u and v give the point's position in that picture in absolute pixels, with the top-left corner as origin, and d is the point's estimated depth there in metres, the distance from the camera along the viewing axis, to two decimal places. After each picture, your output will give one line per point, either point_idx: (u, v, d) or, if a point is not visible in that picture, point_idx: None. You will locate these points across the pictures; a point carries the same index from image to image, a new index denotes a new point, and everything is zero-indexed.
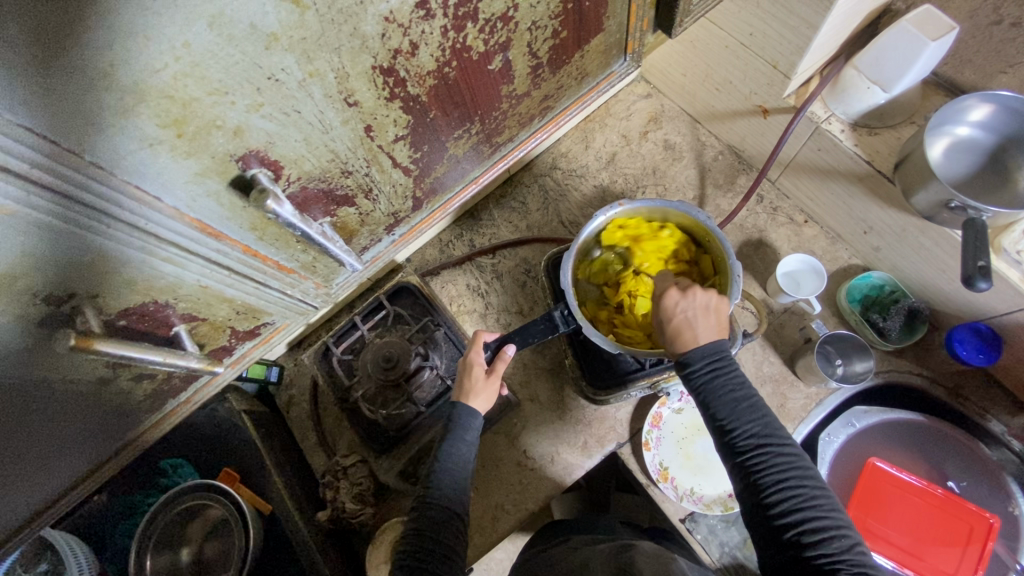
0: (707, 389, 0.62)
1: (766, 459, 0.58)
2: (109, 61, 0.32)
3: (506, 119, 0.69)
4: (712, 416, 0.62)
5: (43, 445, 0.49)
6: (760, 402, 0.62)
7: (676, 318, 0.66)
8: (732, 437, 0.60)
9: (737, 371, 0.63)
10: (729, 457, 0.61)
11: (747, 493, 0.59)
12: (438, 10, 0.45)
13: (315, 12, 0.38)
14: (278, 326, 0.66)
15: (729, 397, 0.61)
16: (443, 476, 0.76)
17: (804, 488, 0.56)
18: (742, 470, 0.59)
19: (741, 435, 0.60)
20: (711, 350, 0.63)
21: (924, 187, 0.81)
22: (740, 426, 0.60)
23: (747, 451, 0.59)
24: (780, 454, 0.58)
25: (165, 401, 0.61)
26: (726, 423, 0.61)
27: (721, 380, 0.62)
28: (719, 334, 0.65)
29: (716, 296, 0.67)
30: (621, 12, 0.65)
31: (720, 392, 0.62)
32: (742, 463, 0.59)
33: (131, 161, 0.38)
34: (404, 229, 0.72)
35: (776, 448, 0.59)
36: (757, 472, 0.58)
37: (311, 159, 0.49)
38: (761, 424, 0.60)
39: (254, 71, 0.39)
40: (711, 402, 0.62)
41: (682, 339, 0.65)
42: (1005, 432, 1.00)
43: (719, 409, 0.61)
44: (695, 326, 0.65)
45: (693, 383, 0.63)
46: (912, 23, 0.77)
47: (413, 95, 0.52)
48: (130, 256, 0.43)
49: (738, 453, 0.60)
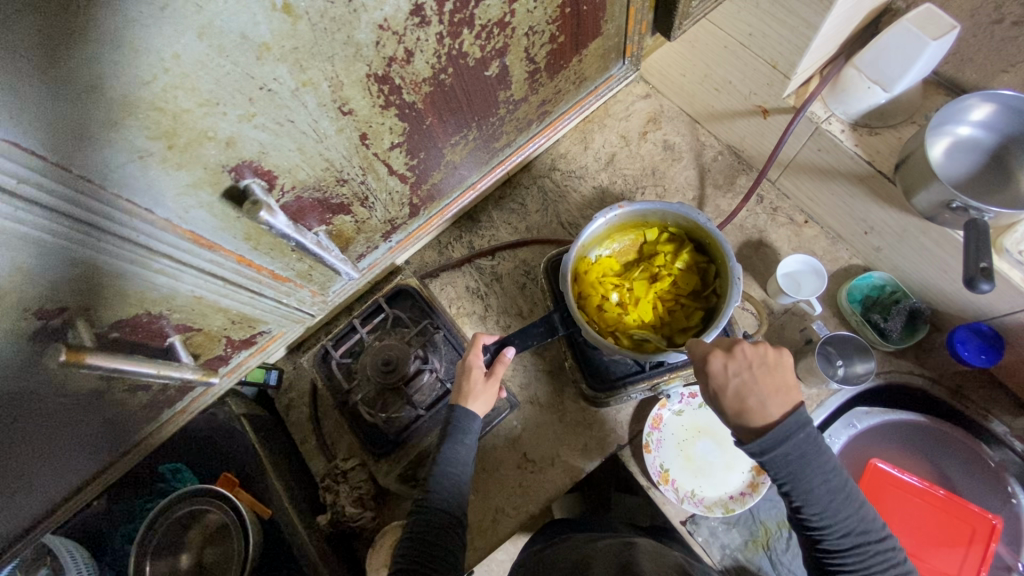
0: (799, 486, 0.59)
1: (859, 557, 0.59)
2: (96, 73, 0.32)
3: (503, 125, 0.68)
4: (802, 510, 0.60)
5: (36, 458, 0.48)
6: (850, 490, 0.60)
7: (733, 386, 0.61)
8: (822, 532, 0.60)
9: (828, 459, 0.60)
10: (813, 540, 0.62)
11: (829, 575, 0.62)
12: (434, 17, 0.45)
13: (307, 22, 0.38)
14: (274, 335, 0.65)
15: (821, 493, 0.59)
16: (442, 481, 0.75)
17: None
18: (829, 559, 0.61)
19: (833, 532, 0.60)
20: (796, 435, 0.59)
21: (925, 187, 0.80)
22: (833, 523, 0.60)
23: (839, 547, 0.60)
24: (873, 549, 0.60)
25: (161, 411, 0.60)
26: (818, 523, 0.60)
27: (816, 477, 0.59)
28: (787, 394, 0.61)
29: (767, 349, 0.63)
30: (618, 16, 0.64)
31: (813, 489, 0.59)
32: (829, 554, 0.61)
33: (121, 174, 0.37)
34: (400, 236, 0.71)
35: (868, 542, 0.60)
36: (850, 569, 0.60)
37: (305, 168, 0.48)
38: (855, 519, 0.60)
39: (246, 82, 0.38)
40: (804, 499, 0.59)
41: (749, 411, 0.60)
42: (1007, 433, 0.99)
43: (813, 508, 0.59)
44: (759, 392, 0.61)
45: (780, 474, 0.60)
46: (915, 23, 0.77)
47: (409, 102, 0.51)
48: (121, 269, 0.42)
49: (826, 545, 0.61)
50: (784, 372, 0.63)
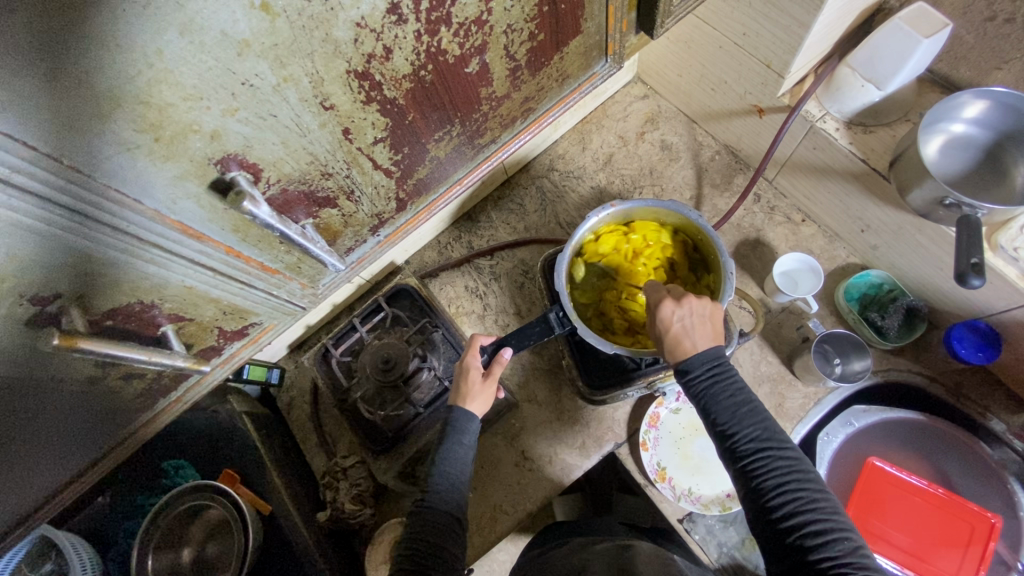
0: (707, 395, 0.62)
1: (768, 463, 0.58)
2: (82, 68, 0.33)
3: (488, 121, 0.69)
4: (713, 421, 0.62)
5: (33, 444, 0.50)
6: (759, 406, 0.62)
7: (674, 328, 0.66)
8: (733, 443, 0.60)
9: (736, 376, 0.63)
10: (730, 461, 0.61)
11: (749, 498, 0.59)
12: (411, 15, 0.46)
13: (286, 20, 0.39)
14: (266, 326, 0.67)
15: (729, 402, 0.61)
16: (440, 480, 0.76)
17: (807, 491, 0.56)
18: (743, 474, 0.59)
19: (744, 443, 0.60)
20: (710, 356, 0.63)
21: (918, 184, 0.81)
22: (741, 430, 0.60)
23: (749, 455, 0.59)
24: (782, 457, 0.58)
25: (156, 401, 0.62)
26: (726, 429, 0.61)
27: (720, 385, 0.62)
28: (717, 340, 0.65)
29: (710, 304, 0.67)
30: (599, 14, 0.65)
31: (720, 397, 0.62)
32: (743, 467, 0.59)
33: (111, 166, 0.39)
34: (389, 230, 0.72)
35: (779, 452, 0.59)
36: (761, 476, 0.58)
37: (290, 161, 0.50)
38: (762, 428, 0.60)
39: (228, 77, 0.40)
40: (711, 406, 0.62)
41: (681, 350, 0.65)
42: (1005, 431, 0.99)
43: (720, 415, 0.61)
44: (693, 336, 0.65)
45: (692, 388, 0.63)
46: (904, 21, 0.77)
47: (391, 97, 0.53)
48: (112, 258, 0.44)
49: (739, 459, 0.60)
50: (718, 322, 0.67)
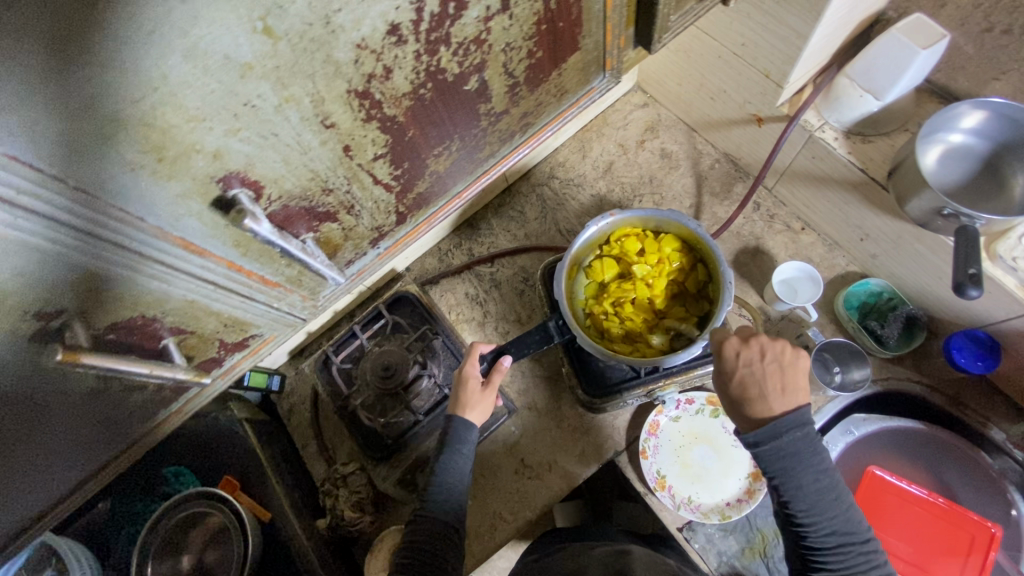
0: (790, 481, 0.62)
1: (842, 558, 0.61)
2: (88, 93, 0.34)
3: (488, 135, 0.70)
4: (789, 504, 0.63)
5: (35, 455, 0.51)
6: (838, 491, 0.63)
7: (744, 375, 0.65)
8: (806, 530, 0.62)
9: (822, 462, 0.62)
10: (796, 537, 0.64)
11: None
12: (411, 36, 0.47)
13: (287, 43, 0.40)
14: (266, 338, 0.67)
15: (812, 492, 0.62)
16: (440, 490, 0.76)
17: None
18: (810, 559, 0.63)
19: (818, 530, 0.62)
20: (794, 426, 0.62)
21: (917, 195, 0.81)
22: (819, 520, 0.62)
23: (822, 544, 0.62)
24: (856, 549, 0.62)
25: (156, 411, 0.62)
26: (802, 515, 0.62)
27: (805, 475, 0.62)
28: (798, 395, 0.64)
29: (785, 348, 0.66)
30: (596, 31, 0.66)
31: (804, 488, 0.62)
32: (809, 552, 0.63)
33: (115, 185, 0.39)
34: (389, 242, 0.73)
35: (852, 542, 0.62)
36: (832, 565, 0.61)
37: (291, 178, 0.50)
38: (840, 520, 0.62)
39: (230, 99, 0.40)
40: (791, 493, 0.62)
41: (751, 401, 0.64)
42: (1005, 440, 0.99)
43: (799, 503, 0.62)
44: (766, 386, 0.64)
45: (770, 468, 0.63)
46: (903, 32, 0.78)
47: (390, 115, 0.53)
48: (116, 274, 0.44)
49: (808, 544, 0.63)
50: (797, 374, 0.65)
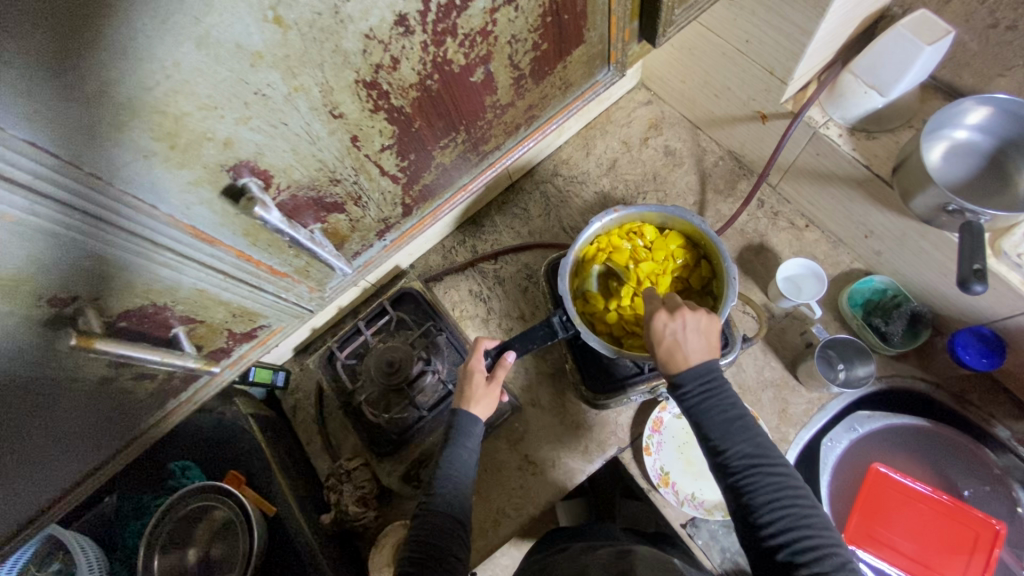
0: (699, 411, 0.63)
1: (758, 480, 0.58)
2: (103, 80, 0.34)
3: (493, 129, 0.70)
4: (704, 437, 0.63)
5: (47, 442, 0.51)
6: (750, 422, 0.62)
7: (668, 341, 0.66)
8: (725, 458, 0.61)
9: (729, 393, 0.63)
10: (721, 476, 0.61)
11: (739, 513, 0.59)
12: (418, 26, 0.47)
13: (297, 32, 0.40)
14: (274, 329, 0.68)
15: (720, 418, 0.62)
16: (445, 484, 0.77)
17: (796, 507, 0.57)
18: (734, 491, 0.60)
19: (733, 456, 0.60)
20: (703, 371, 0.63)
21: (921, 190, 0.81)
22: (732, 446, 0.61)
23: (739, 471, 0.60)
24: (771, 473, 0.59)
25: (166, 401, 0.63)
26: (718, 444, 0.61)
27: (712, 400, 0.63)
28: (709, 355, 0.65)
29: (705, 316, 0.67)
30: (601, 24, 0.66)
31: (712, 414, 0.62)
32: (733, 483, 0.60)
33: (129, 172, 0.40)
34: (395, 235, 0.73)
35: (767, 467, 0.59)
36: (751, 491, 0.58)
37: (299, 168, 0.51)
38: (753, 444, 0.61)
39: (241, 87, 0.41)
40: (703, 422, 0.62)
41: (674, 362, 0.65)
42: (1010, 438, 0.98)
43: (712, 430, 0.62)
44: (687, 347, 0.65)
45: (685, 403, 0.64)
46: (907, 29, 0.78)
47: (397, 106, 0.54)
48: (128, 261, 0.45)
49: (729, 474, 0.60)
50: (712, 334, 0.66)
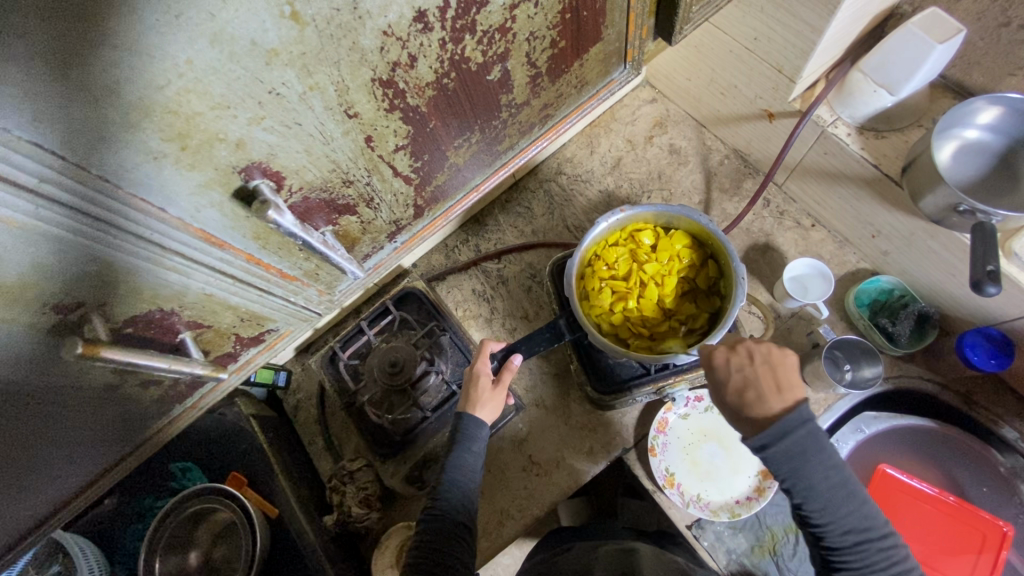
0: (800, 483, 0.59)
1: (860, 557, 0.59)
2: (113, 79, 0.33)
3: (507, 128, 0.69)
4: (802, 507, 0.60)
5: (50, 450, 0.50)
6: (853, 489, 0.60)
7: (736, 382, 0.63)
8: (822, 530, 0.60)
9: (831, 457, 0.59)
10: (816, 540, 0.61)
11: (828, 573, 0.62)
12: (436, 23, 0.46)
13: (314, 29, 0.39)
14: (282, 332, 0.66)
15: (824, 491, 0.59)
16: (451, 489, 0.75)
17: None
18: (828, 558, 0.61)
19: (835, 530, 0.59)
20: (792, 426, 0.58)
21: (932, 191, 0.80)
22: (835, 522, 0.59)
23: (840, 546, 0.59)
24: (875, 548, 0.59)
25: (171, 407, 0.62)
26: (816, 519, 0.60)
27: (815, 474, 0.59)
28: (795, 393, 0.61)
29: (772, 349, 0.64)
30: (618, 21, 0.65)
31: (816, 489, 0.59)
32: (830, 553, 0.60)
33: (137, 175, 0.39)
34: (405, 237, 0.72)
35: (871, 541, 0.59)
36: (852, 566, 0.59)
37: (312, 169, 0.49)
38: (857, 517, 0.59)
39: (255, 86, 0.40)
40: (803, 494, 0.59)
41: (750, 405, 0.61)
42: (1017, 438, 0.98)
43: (812, 505, 0.59)
44: (761, 388, 0.61)
45: (780, 469, 0.60)
46: (919, 26, 0.77)
47: (413, 105, 0.52)
48: (137, 266, 0.44)
49: (828, 544, 0.60)
50: (788, 370, 0.62)
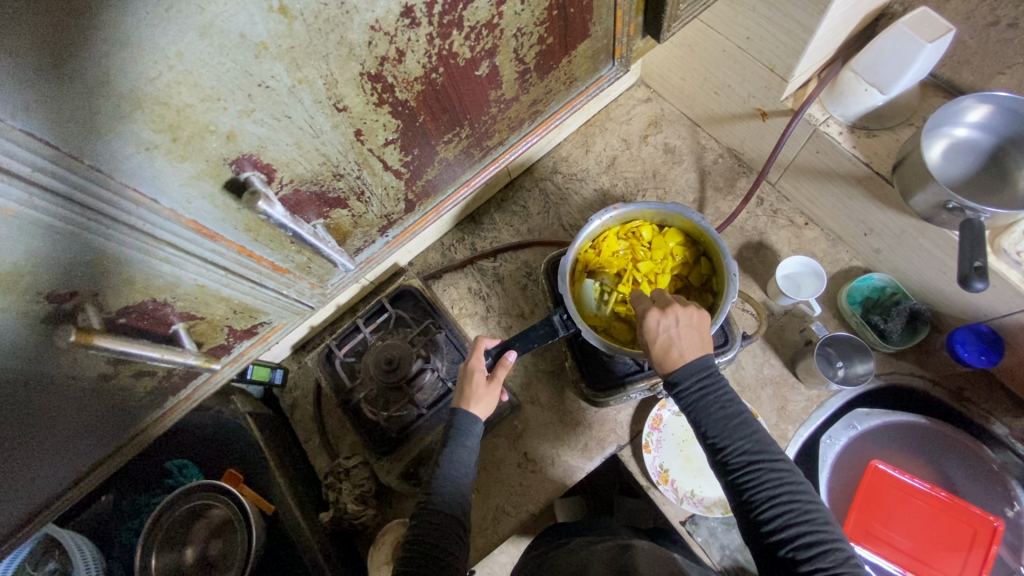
0: (698, 408, 0.62)
1: (758, 476, 0.58)
2: (104, 70, 0.34)
3: (497, 124, 0.70)
4: (703, 435, 0.62)
5: (45, 440, 0.51)
6: (749, 418, 0.62)
7: (661, 339, 0.65)
8: (724, 455, 0.61)
9: (727, 389, 0.63)
10: (722, 474, 0.61)
11: (740, 509, 0.59)
12: (424, 18, 0.47)
13: (302, 22, 0.40)
14: (275, 325, 0.67)
15: (720, 415, 0.62)
16: (443, 483, 0.76)
17: (799, 502, 0.57)
18: (733, 488, 0.60)
19: (734, 453, 0.60)
20: (699, 367, 0.63)
21: (921, 188, 0.81)
22: (732, 443, 0.61)
23: (739, 468, 0.60)
24: (773, 469, 0.59)
25: (165, 399, 0.62)
26: (716, 442, 0.61)
27: (710, 398, 0.62)
28: (703, 350, 0.65)
29: (694, 311, 0.67)
30: (606, 18, 0.66)
31: (710, 411, 0.62)
32: (734, 480, 0.60)
33: (129, 165, 0.39)
34: (397, 231, 0.73)
35: (768, 463, 0.59)
36: (752, 489, 0.58)
37: (303, 162, 0.50)
38: (751, 440, 0.61)
39: (245, 79, 0.40)
40: (700, 419, 0.62)
41: (669, 360, 0.65)
42: (1007, 435, 0.98)
43: (710, 428, 0.62)
44: (680, 345, 0.65)
45: (681, 401, 0.64)
46: (909, 25, 0.78)
47: (402, 100, 0.53)
48: (129, 256, 0.44)
49: (730, 471, 0.60)
50: (706, 331, 0.66)
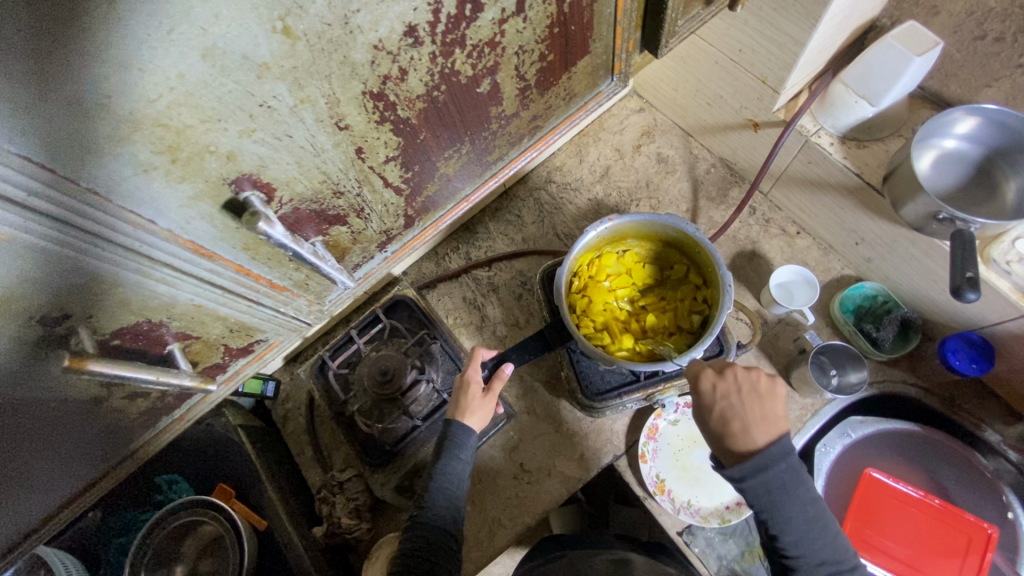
0: (776, 514, 0.61)
1: None
2: (105, 93, 0.33)
3: (496, 139, 0.70)
4: (777, 538, 0.63)
5: (37, 465, 0.50)
6: (824, 522, 0.63)
7: (720, 407, 0.64)
8: (795, 562, 0.63)
9: (807, 490, 0.62)
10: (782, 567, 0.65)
11: None
12: (427, 37, 0.47)
13: (305, 43, 0.40)
14: (272, 343, 0.66)
15: (801, 527, 0.62)
16: (437, 497, 0.75)
17: None
18: None
19: (807, 559, 0.62)
20: (774, 458, 0.61)
21: (912, 199, 0.81)
22: (808, 553, 0.62)
23: None
24: None
25: (159, 419, 0.61)
26: (790, 551, 0.62)
27: (791, 505, 0.61)
28: (771, 424, 0.63)
29: (758, 377, 0.66)
30: (606, 34, 0.66)
31: (790, 520, 0.61)
32: None
33: (127, 187, 0.39)
34: (396, 246, 0.72)
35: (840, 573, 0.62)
36: None
37: (303, 180, 0.50)
38: (827, 548, 0.62)
39: (247, 99, 0.40)
40: (780, 527, 0.62)
41: (732, 434, 0.63)
42: (999, 442, 1.00)
43: (788, 535, 0.62)
44: (744, 417, 0.63)
45: (756, 501, 0.62)
46: (897, 40, 0.78)
47: (403, 117, 0.53)
48: (125, 278, 0.44)
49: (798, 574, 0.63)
50: (774, 401, 0.65)
